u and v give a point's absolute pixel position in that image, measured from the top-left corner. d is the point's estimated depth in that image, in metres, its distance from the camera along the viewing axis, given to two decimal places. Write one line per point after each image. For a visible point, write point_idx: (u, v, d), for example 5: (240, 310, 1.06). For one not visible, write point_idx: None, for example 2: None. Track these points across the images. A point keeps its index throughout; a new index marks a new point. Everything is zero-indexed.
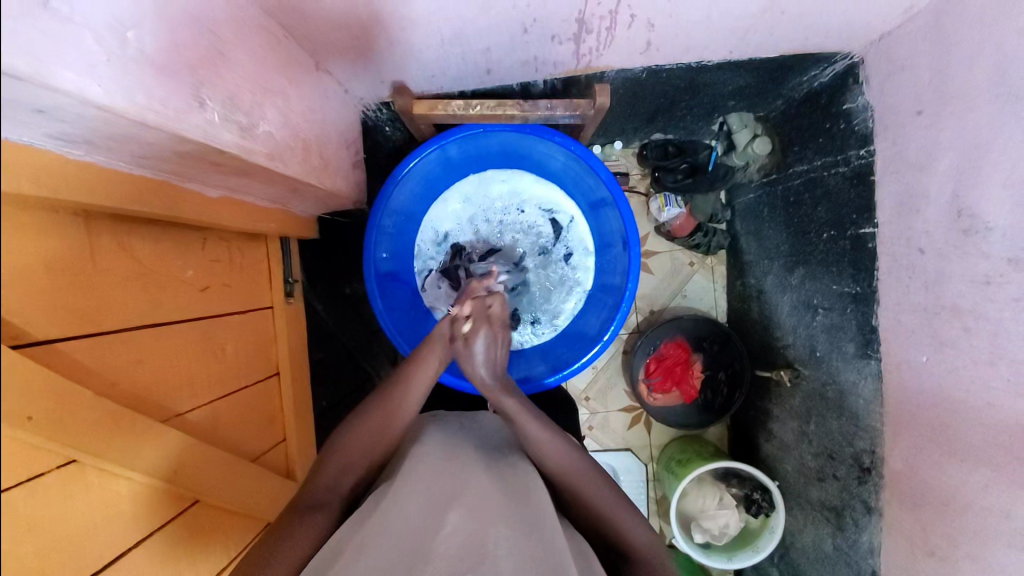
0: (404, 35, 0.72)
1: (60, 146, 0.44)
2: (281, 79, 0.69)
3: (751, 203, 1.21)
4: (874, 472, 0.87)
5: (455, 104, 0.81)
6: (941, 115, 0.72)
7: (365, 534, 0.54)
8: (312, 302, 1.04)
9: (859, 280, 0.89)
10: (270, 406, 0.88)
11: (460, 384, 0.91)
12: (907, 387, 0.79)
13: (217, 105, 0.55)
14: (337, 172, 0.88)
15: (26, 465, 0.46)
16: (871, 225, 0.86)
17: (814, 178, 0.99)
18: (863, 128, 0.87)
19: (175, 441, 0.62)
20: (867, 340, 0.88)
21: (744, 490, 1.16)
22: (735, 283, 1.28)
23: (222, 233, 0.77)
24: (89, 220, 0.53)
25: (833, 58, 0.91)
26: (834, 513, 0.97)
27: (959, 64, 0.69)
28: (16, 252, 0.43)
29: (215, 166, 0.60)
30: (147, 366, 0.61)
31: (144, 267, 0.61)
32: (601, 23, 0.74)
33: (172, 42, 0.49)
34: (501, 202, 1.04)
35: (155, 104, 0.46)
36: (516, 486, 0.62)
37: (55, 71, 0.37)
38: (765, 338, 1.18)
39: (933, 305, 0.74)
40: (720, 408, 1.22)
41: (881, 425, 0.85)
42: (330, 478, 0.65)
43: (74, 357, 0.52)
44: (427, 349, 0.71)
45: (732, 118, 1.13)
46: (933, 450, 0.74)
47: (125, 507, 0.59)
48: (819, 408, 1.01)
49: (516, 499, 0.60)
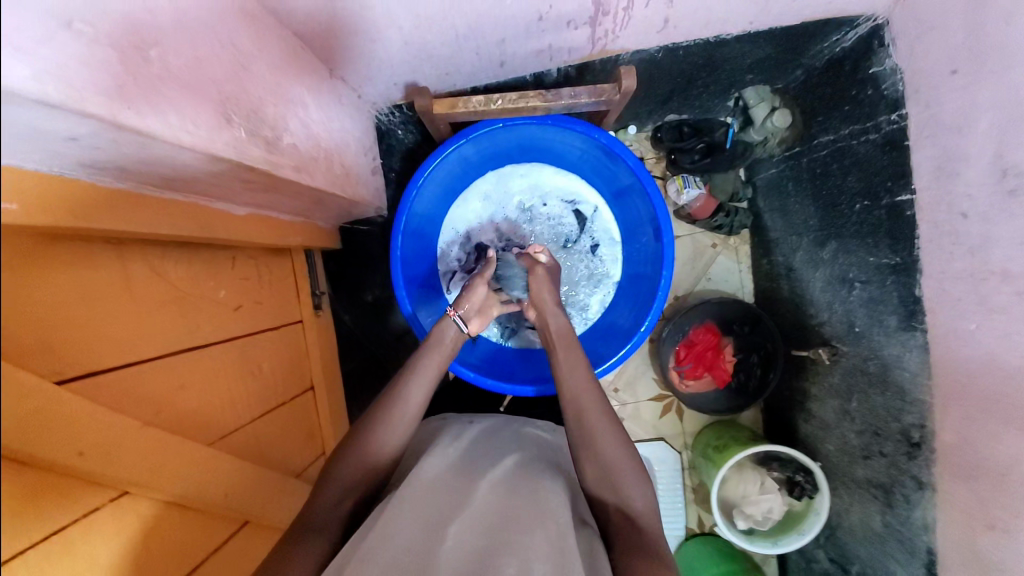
0: (417, 33, 0.70)
1: (95, 176, 0.43)
2: (300, 89, 0.67)
3: (773, 179, 1.18)
4: (925, 446, 0.84)
5: (475, 101, 0.80)
6: (980, 72, 0.69)
7: (380, 535, 0.52)
8: (339, 313, 1.05)
9: (898, 251, 0.86)
10: (309, 420, 0.88)
11: (475, 379, 0.89)
12: (955, 357, 0.76)
13: (242, 121, 0.54)
14: (358, 181, 0.87)
15: (80, 499, 0.47)
16: (908, 193, 0.83)
17: (841, 148, 0.96)
18: (893, 92, 0.84)
19: (223, 465, 0.62)
20: (909, 312, 0.85)
21: (786, 473, 1.13)
22: (761, 263, 1.26)
23: (250, 251, 0.76)
24: (120, 247, 0.52)
25: (856, 20, 0.88)
26: (883, 491, 0.94)
27: (994, 17, 0.66)
28: (35, 292, 0.41)
29: (241, 184, 0.59)
30: (191, 391, 0.61)
31: (179, 291, 0.61)
32: (618, 4, 0.72)
33: (195, 58, 0.48)
34: (522, 198, 1.02)
35: (184, 123, 0.45)
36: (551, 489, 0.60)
37: (87, 97, 0.36)
38: (797, 316, 1.15)
39: (981, 271, 0.71)
40: (755, 389, 1.20)
41: (930, 398, 0.82)
42: (351, 492, 0.62)
43: (118, 387, 0.51)
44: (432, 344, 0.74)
45: (748, 92, 1.09)
46: (990, 421, 0.71)
47: (179, 534, 0.59)
48: (861, 383, 0.98)
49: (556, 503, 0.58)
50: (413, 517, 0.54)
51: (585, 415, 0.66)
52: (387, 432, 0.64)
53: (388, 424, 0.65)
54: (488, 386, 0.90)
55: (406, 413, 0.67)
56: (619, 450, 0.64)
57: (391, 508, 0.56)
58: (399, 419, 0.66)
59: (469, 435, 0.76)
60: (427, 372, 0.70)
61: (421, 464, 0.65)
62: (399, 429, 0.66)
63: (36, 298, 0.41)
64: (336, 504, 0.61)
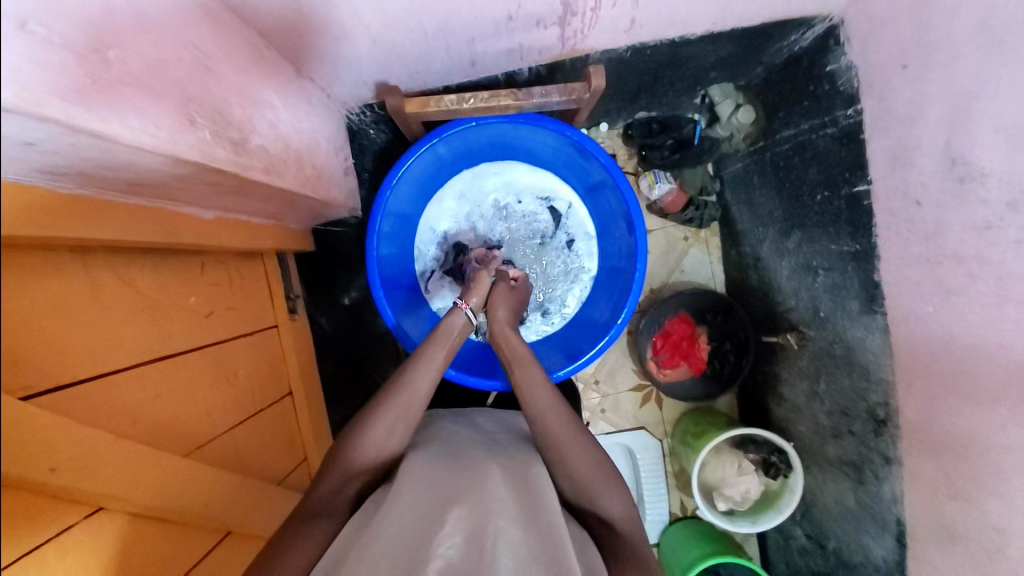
0: (386, 32, 0.69)
1: (52, 181, 0.42)
2: (267, 90, 0.66)
3: (738, 172, 1.22)
4: (890, 423, 0.89)
5: (448, 100, 0.80)
6: (927, 67, 0.73)
7: (371, 538, 0.53)
8: (316, 317, 1.03)
9: (858, 238, 0.90)
10: (288, 426, 0.87)
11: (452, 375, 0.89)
12: (914, 336, 0.81)
13: (209, 122, 0.53)
14: (330, 182, 0.86)
15: (52, 519, 0.45)
16: (865, 183, 0.87)
17: (803, 142, 1.00)
18: (849, 88, 0.88)
19: (201, 474, 0.61)
20: (871, 296, 0.89)
21: (762, 454, 1.16)
22: (731, 254, 1.30)
23: (220, 256, 0.75)
24: (84, 255, 0.50)
25: (812, 21, 0.91)
26: (853, 468, 0.99)
27: (939, 15, 0.70)
28: (1, 305, 0.40)
29: (211, 186, 0.57)
30: (165, 401, 0.59)
31: (149, 299, 0.59)
32: (585, 4, 0.73)
33: (157, 59, 0.46)
34: (497, 196, 1.03)
35: (148, 126, 0.44)
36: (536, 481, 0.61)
37: (43, 100, 0.34)
38: (766, 304, 1.20)
39: (935, 255, 0.75)
40: (728, 378, 1.24)
41: (892, 377, 0.87)
42: (339, 490, 0.62)
43: (88, 400, 0.49)
44: (435, 346, 0.71)
45: (714, 90, 1.13)
46: (947, 395, 0.76)
47: (161, 547, 0.58)
48: (828, 365, 1.03)
49: (546, 489, 0.59)
50: (399, 513, 0.54)
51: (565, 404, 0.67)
52: (374, 435, 0.64)
53: (387, 423, 0.65)
54: (468, 383, 0.89)
55: (407, 416, 0.66)
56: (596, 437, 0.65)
57: (380, 508, 0.57)
58: (387, 415, 0.65)
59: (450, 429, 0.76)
60: (433, 368, 0.69)
61: (408, 459, 0.65)
62: (392, 431, 0.65)
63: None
64: (328, 503, 0.61)
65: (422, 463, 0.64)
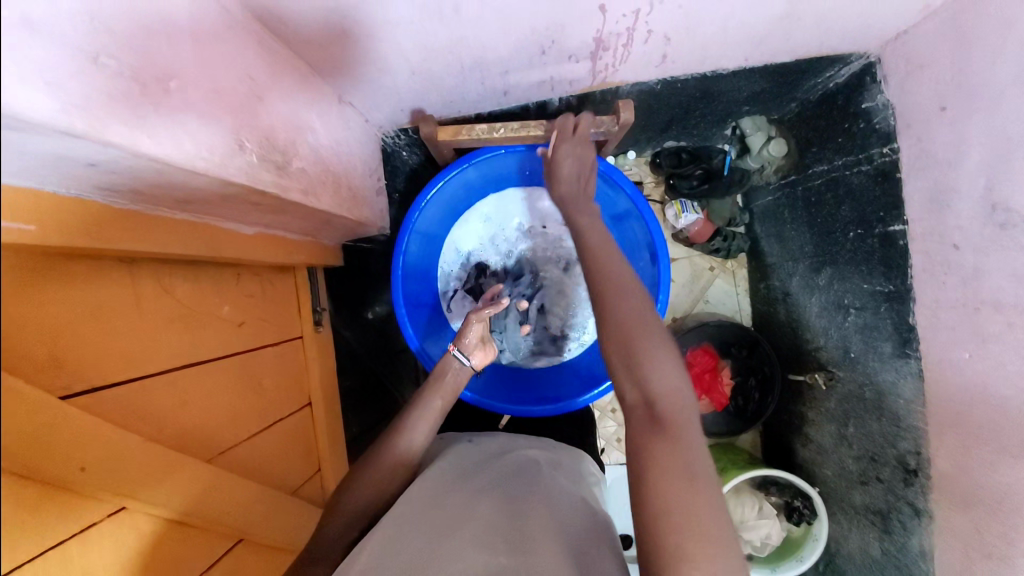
0: (425, 64, 0.73)
1: (108, 197, 0.46)
2: (311, 117, 0.70)
3: (769, 205, 1.21)
4: (921, 474, 0.84)
5: (478, 129, 0.81)
6: (968, 110, 0.71)
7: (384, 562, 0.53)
8: (340, 330, 1.06)
9: (892, 278, 0.87)
10: (307, 436, 0.88)
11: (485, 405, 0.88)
12: (949, 385, 0.77)
13: (255, 147, 0.56)
14: (363, 202, 0.89)
15: (79, 514, 0.48)
16: (900, 223, 0.85)
17: (836, 178, 0.98)
18: (885, 126, 0.86)
19: (221, 480, 0.62)
20: (904, 339, 0.86)
21: (784, 498, 1.13)
22: (758, 286, 1.28)
23: (255, 268, 0.78)
24: (131, 266, 0.54)
25: (849, 58, 0.90)
26: (881, 517, 0.94)
27: (983, 58, 0.68)
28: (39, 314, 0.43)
29: (251, 206, 0.61)
30: (193, 407, 0.62)
31: (185, 307, 0.62)
32: (618, 41, 0.74)
33: (213, 91, 0.50)
34: (522, 220, 1.04)
35: (199, 150, 0.47)
36: (548, 509, 0.60)
37: (109, 127, 0.37)
38: (794, 341, 1.16)
39: (972, 301, 0.72)
40: (753, 414, 1.20)
41: (924, 425, 0.83)
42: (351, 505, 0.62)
43: (121, 402, 0.52)
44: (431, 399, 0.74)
45: (745, 122, 1.13)
46: (983, 449, 0.72)
47: (179, 550, 0.59)
48: (857, 410, 0.99)
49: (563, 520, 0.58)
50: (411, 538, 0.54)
51: (616, 293, 0.58)
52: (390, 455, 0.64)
53: (404, 449, 0.69)
54: (490, 407, 0.88)
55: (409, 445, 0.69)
56: (643, 340, 0.55)
57: (388, 524, 0.59)
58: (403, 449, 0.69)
59: (468, 450, 0.77)
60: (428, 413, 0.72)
61: (424, 485, 0.65)
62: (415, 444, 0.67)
63: (27, 319, 0.42)
64: None
65: (435, 489, 0.64)
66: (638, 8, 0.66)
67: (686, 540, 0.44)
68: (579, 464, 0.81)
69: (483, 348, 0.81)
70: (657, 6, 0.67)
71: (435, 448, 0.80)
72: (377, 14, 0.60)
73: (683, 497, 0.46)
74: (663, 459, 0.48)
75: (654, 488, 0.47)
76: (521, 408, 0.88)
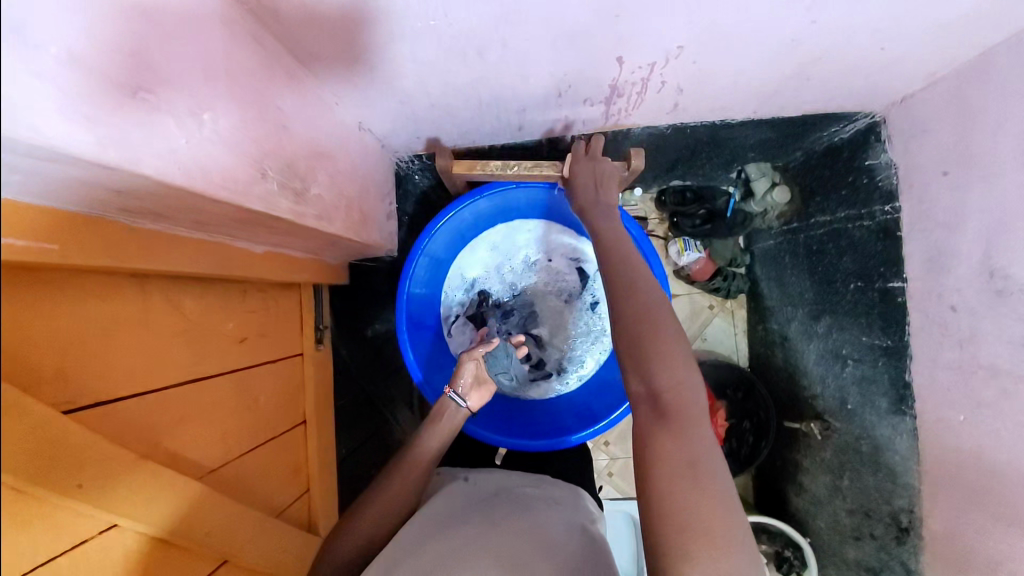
0: (444, 99, 0.74)
1: (130, 218, 0.47)
2: (331, 143, 0.72)
3: (770, 249, 1.22)
4: (913, 532, 0.84)
5: (493, 166, 0.84)
6: (968, 178, 0.73)
7: None
8: (337, 346, 1.05)
9: (890, 334, 0.88)
10: (297, 455, 0.87)
11: (484, 437, 0.87)
12: (945, 446, 0.77)
13: (276, 174, 0.57)
14: (373, 225, 0.90)
15: (71, 531, 0.47)
16: (900, 280, 0.86)
17: (838, 230, 1.00)
18: (888, 184, 0.88)
19: (211, 499, 0.62)
20: (900, 396, 0.86)
21: (775, 547, 1.13)
22: (757, 328, 1.29)
23: (260, 284, 0.78)
24: (142, 282, 0.54)
25: (854, 116, 0.93)
26: (872, 573, 0.93)
27: (985, 129, 0.70)
28: (43, 328, 0.43)
29: (265, 228, 0.62)
30: (189, 424, 0.62)
31: (190, 323, 0.62)
32: (632, 89, 0.76)
33: (240, 120, 0.51)
34: (527, 252, 1.05)
35: (224, 179, 0.48)
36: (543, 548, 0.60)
37: (141, 158, 0.38)
38: (791, 386, 1.17)
39: (969, 364, 0.73)
40: (747, 457, 1.20)
41: (919, 483, 0.83)
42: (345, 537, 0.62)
43: (120, 418, 0.52)
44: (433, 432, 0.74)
45: (751, 167, 1.16)
46: (977, 513, 0.72)
47: (163, 570, 0.59)
48: (853, 462, 0.97)
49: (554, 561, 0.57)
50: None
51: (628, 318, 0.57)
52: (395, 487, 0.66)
53: (397, 489, 0.69)
54: (487, 439, 0.88)
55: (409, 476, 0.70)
56: (655, 349, 0.55)
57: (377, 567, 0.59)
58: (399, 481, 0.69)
59: (463, 489, 0.76)
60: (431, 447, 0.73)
61: (415, 525, 0.65)
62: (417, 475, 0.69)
63: (34, 335, 0.43)
64: None
65: (429, 529, 0.64)
66: (654, 61, 0.68)
67: (682, 555, 0.45)
68: (577, 498, 0.80)
69: (478, 388, 0.81)
70: (673, 60, 0.69)
71: (433, 483, 0.80)
72: (400, 51, 0.61)
73: (686, 497, 0.47)
74: (667, 459, 0.50)
75: (651, 536, 0.48)
76: (520, 442, 0.87)
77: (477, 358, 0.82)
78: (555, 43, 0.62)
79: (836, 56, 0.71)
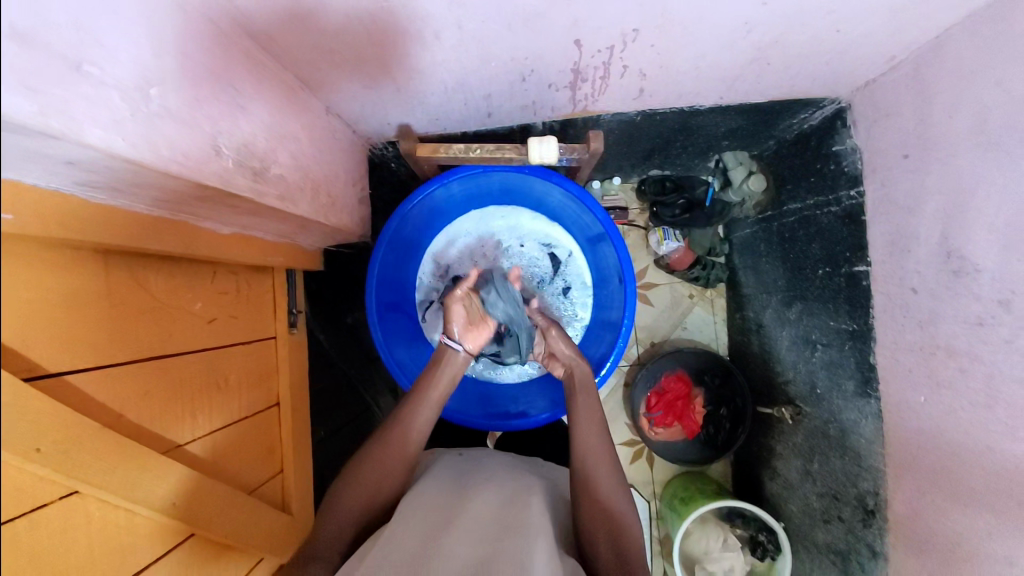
0: (410, 83, 0.76)
1: (86, 191, 0.48)
2: (294, 125, 0.73)
3: (747, 238, 1.23)
4: (879, 514, 0.85)
5: (456, 148, 0.84)
6: (926, 160, 0.74)
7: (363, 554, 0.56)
8: (315, 333, 1.06)
9: (856, 318, 0.89)
10: (271, 436, 0.89)
11: (454, 418, 0.91)
12: (906, 428, 0.78)
13: (232, 152, 0.58)
14: (342, 209, 0.92)
15: (29, 495, 0.49)
16: (865, 264, 0.87)
17: (807, 217, 1.01)
18: (853, 169, 0.89)
19: (179, 472, 0.64)
20: (866, 378, 0.87)
21: (749, 531, 1.13)
22: (735, 317, 1.30)
23: (230, 266, 0.79)
24: (105, 257, 0.56)
25: (821, 102, 0.93)
26: (840, 556, 0.95)
27: (941, 112, 0.71)
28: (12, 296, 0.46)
29: (227, 207, 0.63)
30: (153, 398, 0.64)
31: (157, 301, 0.64)
32: (595, 73, 0.78)
33: (193, 98, 0.53)
34: (500, 238, 1.07)
35: (175, 154, 0.49)
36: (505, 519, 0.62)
37: (85, 129, 0.40)
38: (766, 373, 1.18)
39: (929, 346, 0.74)
40: (723, 444, 1.21)
41: (883, 466, 0.84)
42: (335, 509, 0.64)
43: (82, 389, 0.54)
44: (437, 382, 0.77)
45: (728, 156, 1.16)
46: (937, 494, 0.73)
47: (122, 540, 0.60)
48: (821, 446, 0.99)
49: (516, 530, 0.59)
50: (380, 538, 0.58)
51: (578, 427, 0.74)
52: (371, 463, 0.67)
53: (375, 477, 0.69)
54: (456, 419, 0.91)
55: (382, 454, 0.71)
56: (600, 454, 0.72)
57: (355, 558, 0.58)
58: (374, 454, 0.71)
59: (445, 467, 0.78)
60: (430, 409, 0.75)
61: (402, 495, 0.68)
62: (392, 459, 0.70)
63: None
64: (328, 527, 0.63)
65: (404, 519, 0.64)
66: (612, 44, 0.70)
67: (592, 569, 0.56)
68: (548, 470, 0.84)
69: (473, 329, 0.81)
70: (630, 44, 0.70)
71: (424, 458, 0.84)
72: (363, 38, 0.63)
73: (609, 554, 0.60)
74: None
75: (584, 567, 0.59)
76: (493, 421, 0.91)
77: (463, 300, 0.82)
78: (510, 25, 0.63)
79: (793, 40, 0.72)
